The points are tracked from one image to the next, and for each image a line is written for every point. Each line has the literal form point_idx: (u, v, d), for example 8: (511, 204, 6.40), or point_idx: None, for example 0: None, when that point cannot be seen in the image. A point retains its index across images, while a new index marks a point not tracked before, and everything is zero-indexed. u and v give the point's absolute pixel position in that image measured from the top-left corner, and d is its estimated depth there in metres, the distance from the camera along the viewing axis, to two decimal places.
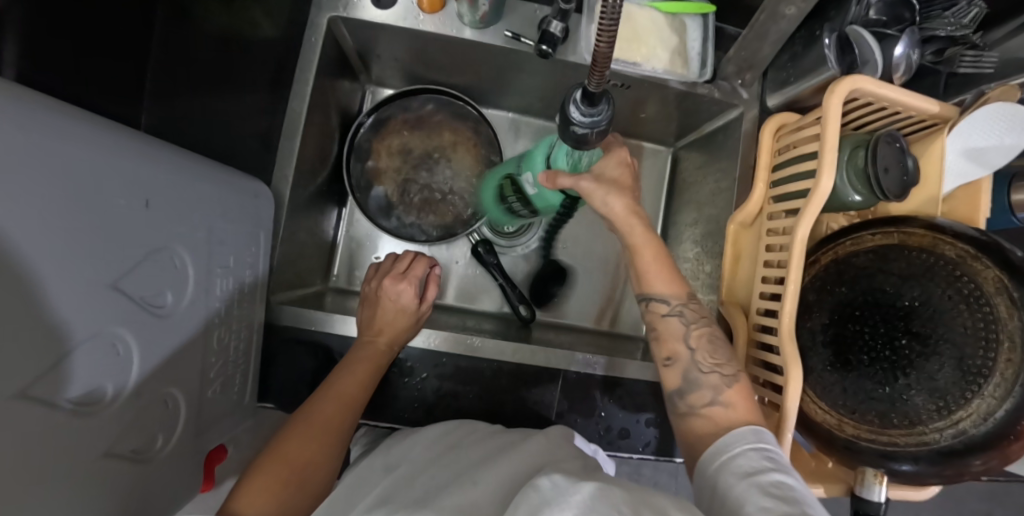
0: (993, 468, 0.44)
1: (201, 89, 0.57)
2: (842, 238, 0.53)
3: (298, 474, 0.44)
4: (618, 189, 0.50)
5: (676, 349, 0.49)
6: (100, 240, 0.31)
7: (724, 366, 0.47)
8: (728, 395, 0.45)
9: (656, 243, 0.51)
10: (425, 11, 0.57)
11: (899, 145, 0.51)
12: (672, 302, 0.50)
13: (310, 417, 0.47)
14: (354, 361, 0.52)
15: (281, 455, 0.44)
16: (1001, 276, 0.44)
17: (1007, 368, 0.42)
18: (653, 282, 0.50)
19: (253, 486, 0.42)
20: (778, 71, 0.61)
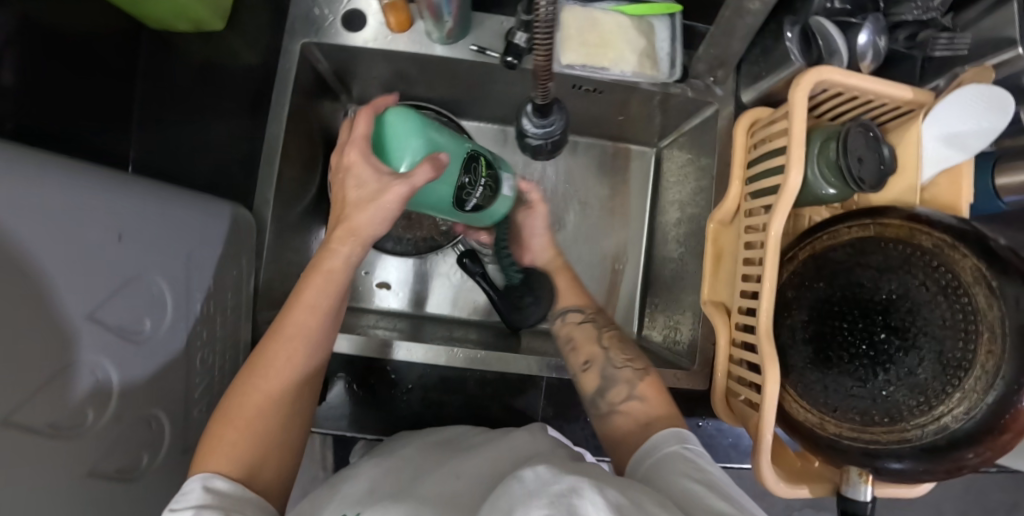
0: (990, 459, 0.42)
1: (187, 120, 0.59)
2: (820, 232, 0.53)
3: (249, 430, 0.40)
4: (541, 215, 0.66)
5: (592, 351, 0.54)
6: (76, 272, 0.33)
7: (634, 362, 0.53)
8: (641, 388, 0.49)
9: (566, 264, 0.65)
10: (394, 31, 0.58)
11: (872, 134, 0.51)
12: (584, 310, 0.58)
13: (261, 364, 0.42)
14: (300, 290, 0.42)
15: (235, 413, 0.40)
16: (979, 265, 0.42)
17: (987, 361, 0.41)
18: (564, 296, 0.61)
19: (214, 443, 0.39)
20: (751, 65, 0.60)
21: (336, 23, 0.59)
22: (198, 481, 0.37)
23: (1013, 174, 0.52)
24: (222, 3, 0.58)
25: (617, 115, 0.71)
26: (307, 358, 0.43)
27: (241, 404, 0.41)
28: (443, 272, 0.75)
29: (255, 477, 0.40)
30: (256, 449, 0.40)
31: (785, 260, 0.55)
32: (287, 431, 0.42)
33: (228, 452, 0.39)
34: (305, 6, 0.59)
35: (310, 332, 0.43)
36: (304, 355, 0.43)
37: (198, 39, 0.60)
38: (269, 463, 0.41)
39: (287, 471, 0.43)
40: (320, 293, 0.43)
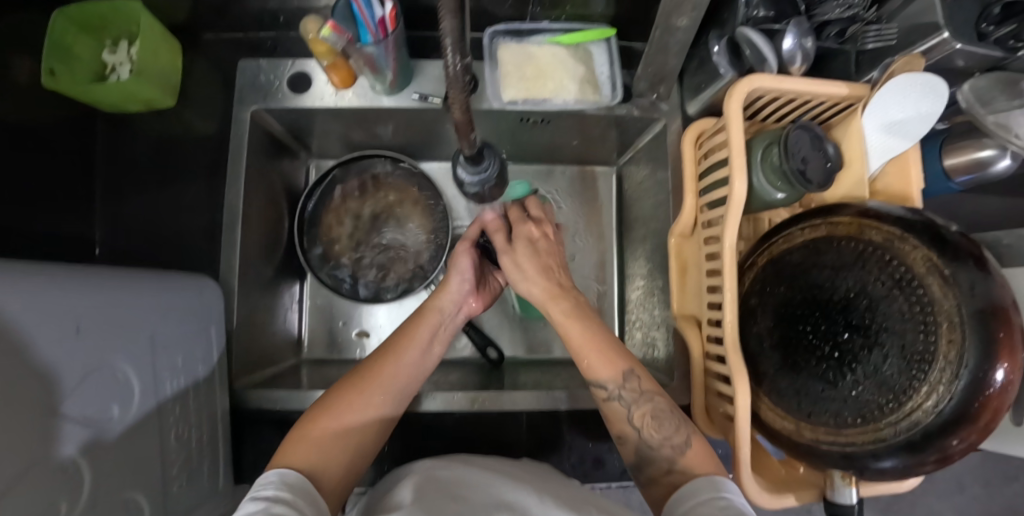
0: (975, 445, 0.40)
1: (149, 197, 0.61)
2: (773, 238, 0.52)
3: (340, 424, 0.44)
4: (537, 272, 0.50)
5: (624, 429, 0.48)
6: (37, 373, 0.33)
7: (673, 436, 0.45)
8: (685, 461, 0.43)
9: (591, 325, 0.49)
10: (339, 87, 0.60)
11: (813, 133, 0.51)
12: (611, 386, 0.47)
13: (365, 373, 0.48)
14: (401, 333, 0.52)
15: (332, 408, 0.45)
16: (930, 254, 0.42)
17: (949, 350, 0.40)
18: (597, 369, 0.47)
19: (295, 444, 0.42)
20: (691, 78, 0.61)
21: (283, 87, 0.60)
22: (270, 472, 0.39)
23: (960, 155, 0.54)
24: (169, 78, 0.60)
25: (573, 140, 0.71)
26: (404, 366, 0.50)
27: (331, 406, 0.45)
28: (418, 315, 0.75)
29: (322, 479, 0.41)
30: (326, 453, 0.42)
31: (745, 267, 0.54)
32: (355, 441, 0.44)
33: (300, 451, 0.41)
34: (251, 75, 0.60)
35: (409, 358, 0.50)
36: (405, 361, 0.50)
37: (152, 116, 0.62)
38: (334, 468, 0.42)
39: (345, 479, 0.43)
40: (417, 338, 0.52)
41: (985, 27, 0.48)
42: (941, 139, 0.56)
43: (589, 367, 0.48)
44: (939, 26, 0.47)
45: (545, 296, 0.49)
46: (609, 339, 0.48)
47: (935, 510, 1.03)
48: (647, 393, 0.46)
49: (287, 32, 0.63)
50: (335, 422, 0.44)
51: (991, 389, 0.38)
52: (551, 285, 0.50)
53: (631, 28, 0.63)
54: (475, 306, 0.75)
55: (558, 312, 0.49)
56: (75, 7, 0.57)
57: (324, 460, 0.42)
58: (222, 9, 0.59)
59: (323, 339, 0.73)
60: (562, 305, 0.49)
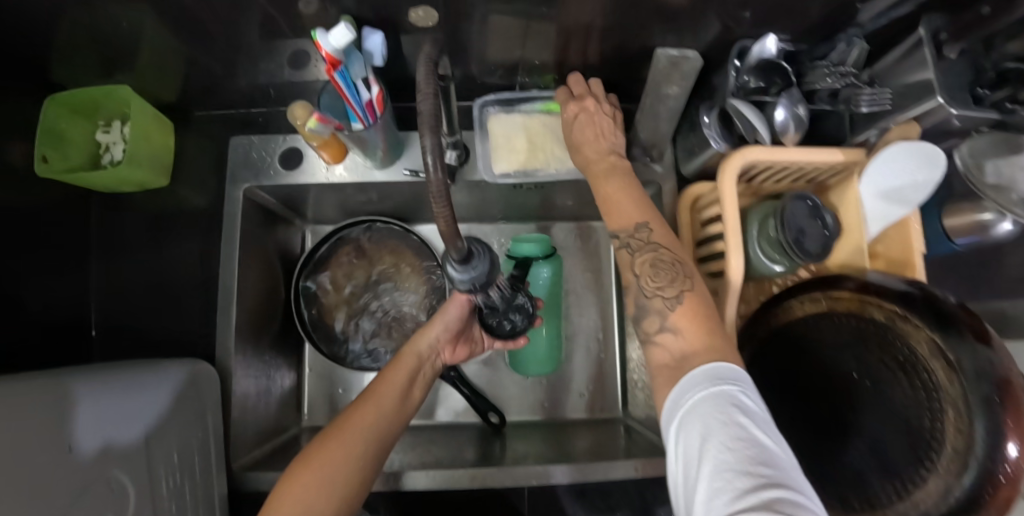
0: None
1: (144, 277, 0.60)
2: (774, 307, 0.52)
3: (320, 480, 0.43)
4: (591, 136, 0.51)
5: (627, 278, 0.46)
6: (31, 501, 0.32)
7: (667, 288, 0.43)
8: (673, 319, 0.41)
9: (630, 184, 0.49)
10: (331, 162, 0.59)
11: (810, 203, 0.51)
12: (618, 235, 0.47)
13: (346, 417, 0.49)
14: (378, 383, 0.53)
15: (314, 460, 0.45)
16: (933, 335, 0.40)
17: (955, 440, 0.37)
18: (613, 218, 0.48)
19: (283, 501, 0.41)
20: (683, 140, 0.61)
21: (276, 164, 0.61)
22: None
23: (958, 218, 0.54)
24: (162, 158, 0.61)
25: (568, 199, 0.71)
26: (384, 416, 0.50)
27: (312, 458, 0.45)
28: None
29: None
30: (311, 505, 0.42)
31: (746, 340, 0.53)
32: (338, 486, 0.44)
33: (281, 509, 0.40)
34: (243, 151, 0.61)
35: (386, 402, 0.51)
36: (383, 408, 0.51)
37: (146, 195, 0.62)
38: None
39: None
40: (392, 385, 0.53)
41: (980, 90, 0.46)
42: (940, 201, 0.57)
43: (612, 215, 0.48)
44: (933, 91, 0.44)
45: (590, 163, 0.51)
46: (643, 198, 0.48)
47: None
48: (652, 243, 0.45)
49: (278, 106, 0.64)
50: (320, 469, 0.44)
51: (1006, 472, 0.33)
52: (597, 153, 0.51)
53: (621, 90, 0.63)
54: (472, 367, 0.75)
55: (590, 154, 0.51)
56: (65, 92, 0.56)
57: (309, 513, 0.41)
58: (213, 89, 0.60)
59: (324, 407, 0.73)
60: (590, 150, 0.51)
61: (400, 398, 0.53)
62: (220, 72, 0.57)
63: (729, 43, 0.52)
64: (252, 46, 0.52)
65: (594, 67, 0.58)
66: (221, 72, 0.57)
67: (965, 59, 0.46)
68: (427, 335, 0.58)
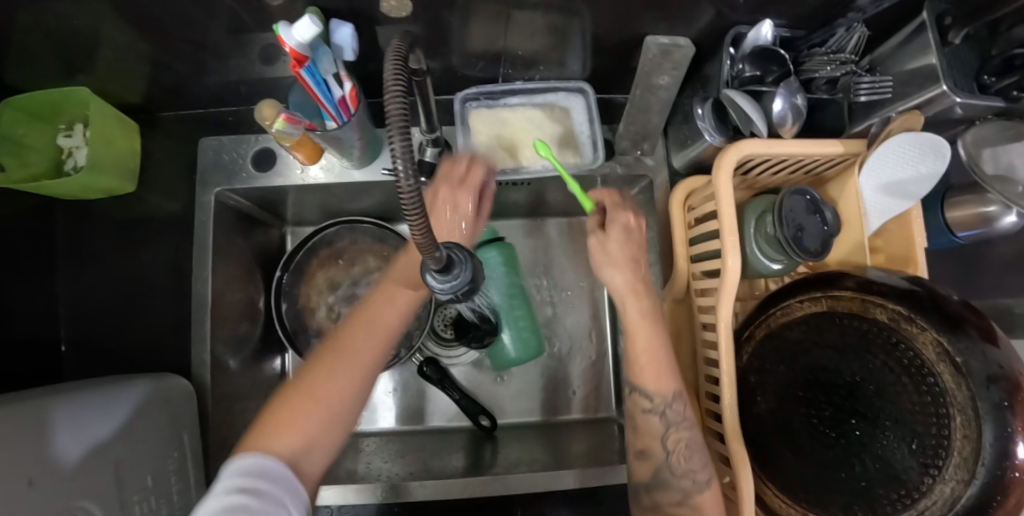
0: None
1: (116, 290, 0.57)
2: (771, 308, 0.50)
3: (320, 407, 0.38)
4: (620, 264, 0.48)
5: (651, 445, 0.48)
6: None
7: (698, 471, 0.46)
8: (699, 500, 0.46)
9: (655, 330, 0.48)
10: (307, 163, 0.56)
11: (809, 197, 0.49)
12: (654, 400, 0.47)
13: (351, 339, 0.43)
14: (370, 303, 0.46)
15: (305, 387, 0.39)
16: (938, 338, 0.38)
17: (965, 446, 0.36)
18: (647, 379, 0.47)
19: (272, 426, 0.36)
20: (675, 132, 0.59)
21: (248, 166, 0.58)
22: (240, 459, 0.33)
23: (962, 211, 0.52)
24: (127, 164, 0.57)
25: (558, 195, 0.68)
26: (385, 343, 0.44)
27: (309, 383, 0.39)
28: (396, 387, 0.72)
29: (305, 462, 0.36)
30: (316, 434, 0.37)
31: (742, 341, 0.52)
32: (341, 416, 0.39)
33: (282, 435, 0.36)
34: (213, 153, 0.58)
35: (386, 326, 0.45)
36: (383, 333, 0.44)
37: (113, 203, 0.58)
38: (320, 451, 0.38)
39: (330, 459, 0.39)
40: (391, 307, 0.46)
41: (985, 78, 0.44)
42: (943, 193, 0.55)
43: (637, 372, 0.48)
44: (938, 79, 0.41)
45: (625, 290, 0.48)
46: (669, 359, 0.47)
47: None
48: (687, 422, 0.47)
49: (249, 104, 0.60)
50: (330, 394, 0.39)
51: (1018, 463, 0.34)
52: (633, 283, 0.48)
53: (610, 81, 0.60)
54: (464, 370, 0.73)
55: (631, 316, 0.48)
56: (20, 95, 0.52)
57: (313, 442, 0.37)
58: (178, 88, 0.56)
59: None
60: (631, 307, 0.48)
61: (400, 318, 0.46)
62: (186, 71, 0.53)
63: (722, 30, 0.50)
64: (217, 42, 0.49)
65: (581, 57, 0.55)
66: (186, 71, 0.53)
67: (969, 45, 0.44)
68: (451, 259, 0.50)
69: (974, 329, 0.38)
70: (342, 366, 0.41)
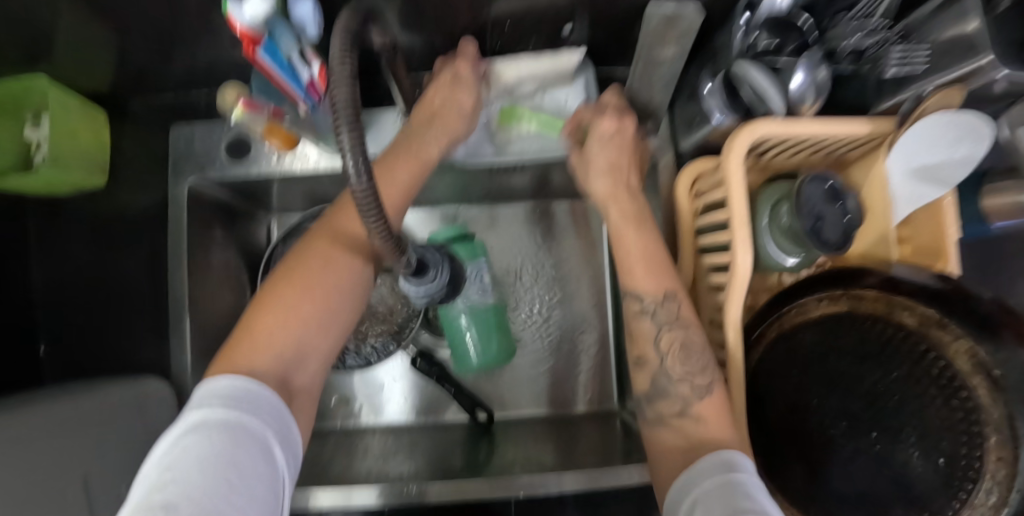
0: None
1: (97, 290, 0.55)
2: (784, 306, 0.44)
3: (294, 317, 0.36)
4: (610, 170, 0.48)
5: (646, 350, 0.43)
6: None
7: (696, 374, 0.41)
8: (698, 408, 0.39)
9: (646, 228, 0.46)
10: (283, 150, 0.52)
11: (831, 184, 0.43)
12: (647, 300, 0.43)
13: (333, 238, 0.40)
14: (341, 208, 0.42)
15: (274, 300, 0.36)
16: (974, 347, 0.35)
17: (998, 470, 0.33)
18: (637, 276, 0.44)
19: (243, 341, 0.34)
20: (682, 111, 0.53)
21: (222, 155, 0.54)
22: (224, 377, 0.31)
23: (998, 196, 0.46)
24: (96, 157, 0.54)
25: (555, 179, 0.63)
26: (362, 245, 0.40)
27: (290, 289, 0.37)
28: (391, 382, 0.70)
29: (295, 373, 0.36)
30: (305, 342, 0.36)
31: (750, 340, 0.47)
32: (331, 322, 0.38)
33: (264, 350, 0.34)
34: (185, 143, 0.54)
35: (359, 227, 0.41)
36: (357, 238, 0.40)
37: (86, 199, 0.56)
38: (311, 361, 0.37)
39: (323, 366, 0.39)
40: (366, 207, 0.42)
41: None
42: (979, 176, 0.48)
43: (629, 276, 0.45)
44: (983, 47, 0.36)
45: (610, 195, 0.48)
46: (661, 255, 0.45)
47: None
48: (681, 321, 0.42)
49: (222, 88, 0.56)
50: (312, 305, 0.37)
51: None
52: (617, 187, 0.48)
53: (610, 54, 0.55)
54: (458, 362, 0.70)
55: (615, 217, 0.47)
56: None
57: (301, 353, 0.36)
58: (143, 74, 0.52)
59: None
60: (615, 208, 0.47)
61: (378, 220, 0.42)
62: (147, 55, 0.50)
63: None
64: (175, 23, 0.45)
65: (576, 30, 0.50)
66: (149, 56, 0.50)
67: None
68: (442, 135, 0.48)
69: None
70: (326, 266, 0.38)
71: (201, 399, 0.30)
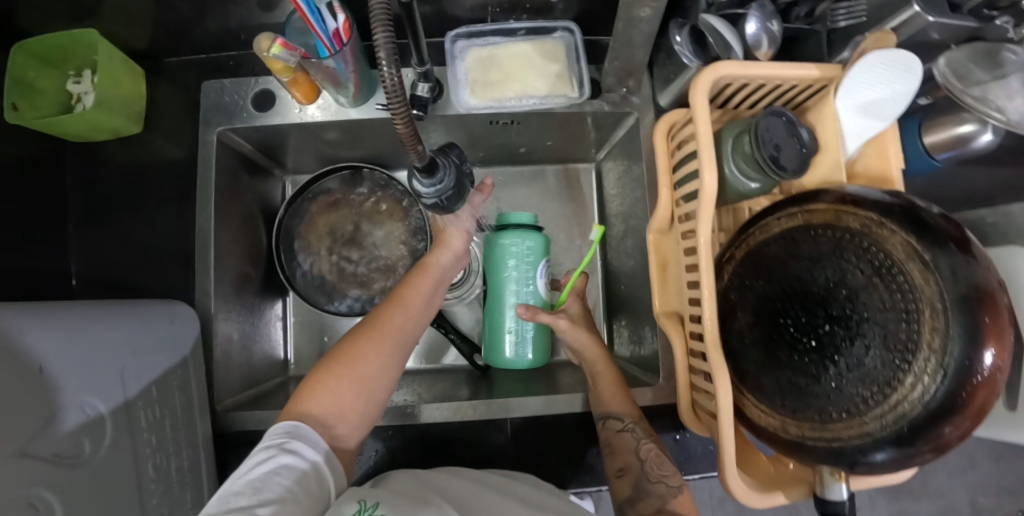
0: (970, 429, 0.38)
1: (125, 229, 0.60)
2: (752, 228, 0.52)
3: (348, 388, 0.44)
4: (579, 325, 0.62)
5: (628, 460, 0.51)
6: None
7: (670, 476, 0.50)
8: (674, 503, 0.47)
9: (613, 371, 0.58)
10: (304, 103, 0.59)
11: (785, 118, 0.48)
12: (626, 419, 0.53)
13: (391, 337, 0.48)
14: (399, 303, 0.50)
15: (343, 360, 0.45)
16: (910, 239, 0.40)
17: (933, 337, 0.38)
18: (609, 401, 0.55)
19: (309, 392, 0.43)
20: (660, 70, 0.60)
21: (248, 106, 0.60)
22: (286, 424, 0.40)
23: (940, 132, 0.53)
24: (134, 106, 0.60)
25: (548, 140, 0.69)
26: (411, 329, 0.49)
27: (354, 351, 0.45)
28: None
29: (340, 422, 0.43)
30: (344, 396, 0.44)
31: (724, 262, 0.54)
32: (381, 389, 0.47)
33: (321, 404, 0.43)
34: (215, 96, 0.60)
35: (418, 307, 0.51)
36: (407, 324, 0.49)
37: (120, 147, 0.61)
38: (351, 414, 0.44)
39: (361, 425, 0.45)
40: (426, 293, 0.52)
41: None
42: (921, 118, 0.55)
43: (603, 401, 0.55)
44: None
45: (583, 346, 0.60)
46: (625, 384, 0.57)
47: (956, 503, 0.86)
48: (633, 425, 0.53)
49: (249, 49, 0.63)
50: (354, 378, 0.44)
51: (978, 377, 0.36)
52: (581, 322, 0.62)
53: (596, 22, 0.62)
54: (457, 310, 0.75)
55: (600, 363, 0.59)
56: (32, 39, 0.54)
57: (341, 408, 0.43)
58: (181, 33, 0.59)
59: (317, 358, 0.72)
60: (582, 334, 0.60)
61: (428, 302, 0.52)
62: (188, 13, 0.56)
63: None
64: None
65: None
66: (189, 14, 0.56)
67: None
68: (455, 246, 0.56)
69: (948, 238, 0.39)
70: (368, 357, 0.46)
71: (277, 433, 0.39)
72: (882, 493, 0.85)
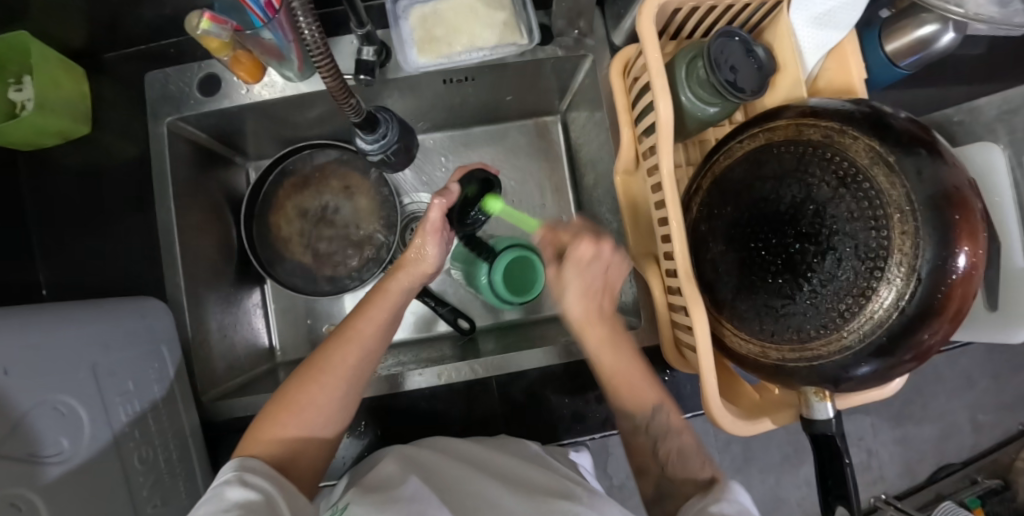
0: (945, 333, 0.38)
1: (90, 232, 0.60)
2: (716, 156, 0.50)
3: (295, 432, 0.43)
4: (580, 291, 0.48)
5: (644, 469, 0.47)
6: None
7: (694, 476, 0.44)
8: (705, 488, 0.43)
9: (629, 356, 0.49)
10: (250, 82, 0.57)
11: (738, 39, 0.47)
12: (632, 427, 0.48)
13: (336, 372, 0.45)
14: (346, 336, 0.46)
15: (291, 402, 0.44)
16: (872, 144, 0.39)
17: (904, 242, 0.36)
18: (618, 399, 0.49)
19: (255, 437, 0.42)
20: (612, 6, 0.58)
21: (194, 92, 0.59)
22: (231, 464, 0.39)
23: (900, 38, 0.51)
24: (77, 106, 0.58)
25: (507, 94, 0.68)
26: (362, 359, 0.46)
27: (302, 394, 0.44)
28: None
29: (292, 464, 0.43)
30: (298, 436, 0.44)
31: (692, 195, 0.52)
32: (335, 427, 0.46)
33: (270, 448, 0.42)
34: (159, 86, 0.59)
35: (366, 335, 0.47)
36: (356, 355, 0.46)
37: (72, 149, 0.60)
38: (304, 456, 0.44)
39: (318, 462, 0.46)
40: (378, 319, 0.48)
41: None
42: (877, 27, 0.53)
43: (624, 394, 0.49)
44: None
45: (583, 318, 0.49)
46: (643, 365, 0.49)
47: (958, 417, 0.85)
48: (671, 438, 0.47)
49: (189, 34, 0.61)
50: (298, 418, 0.43)
51: (951, 277, 0.35)
52: (590, 303, 0.48)
53: None
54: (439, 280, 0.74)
55: (599, 336, 0.49)
56: None
57: (292, 450, 0.43)
58: (114, 24, 0.57)
59: (303, 342, 0.72)
60: (579, 303, 0.48)
61: (384, 326, 0.48)
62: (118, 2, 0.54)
63: None
64: None
65: None
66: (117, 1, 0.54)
67: None
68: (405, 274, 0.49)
69: (912, 140, 0.38)
70: (313, 397, 0.44)
71: (226, 473, 0.38)
72: (880, 417, 0.85)
